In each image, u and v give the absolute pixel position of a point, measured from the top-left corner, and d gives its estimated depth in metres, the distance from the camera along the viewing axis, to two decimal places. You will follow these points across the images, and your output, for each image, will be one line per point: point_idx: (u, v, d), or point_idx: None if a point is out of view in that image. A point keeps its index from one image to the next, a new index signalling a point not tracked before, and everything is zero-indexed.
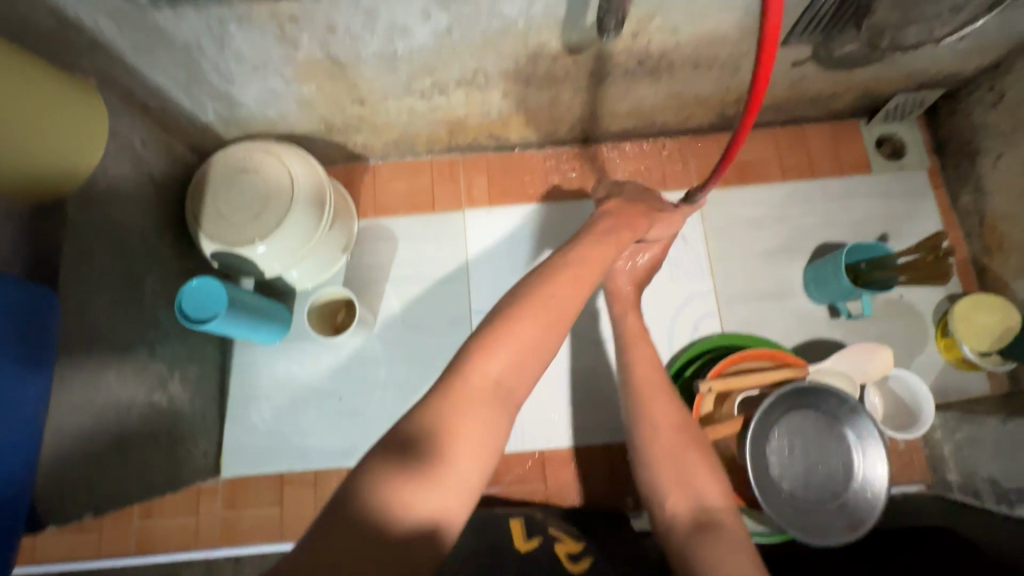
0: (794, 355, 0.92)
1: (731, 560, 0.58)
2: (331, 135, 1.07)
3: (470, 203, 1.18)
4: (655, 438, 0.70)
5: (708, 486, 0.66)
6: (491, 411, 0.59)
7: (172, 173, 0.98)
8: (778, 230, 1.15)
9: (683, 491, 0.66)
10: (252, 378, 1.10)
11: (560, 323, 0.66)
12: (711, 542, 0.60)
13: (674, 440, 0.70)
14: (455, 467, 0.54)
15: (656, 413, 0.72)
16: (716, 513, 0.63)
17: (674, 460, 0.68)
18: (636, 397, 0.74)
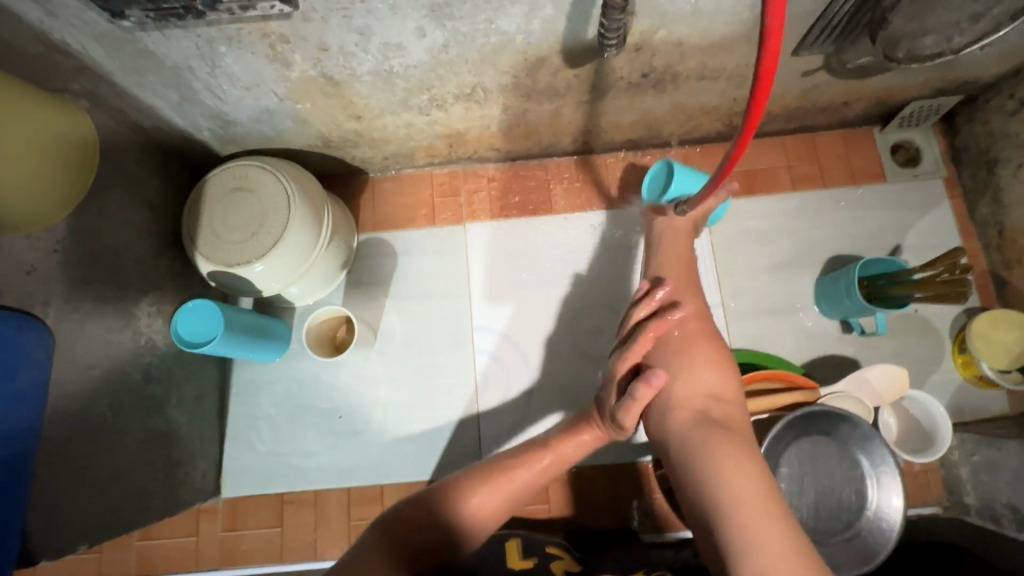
0: (804, 376, 0.88)
1: (732, 452, 0.65)
2: (328, 150, 1.05)
3: (471, 216, 1.16)
4: (671, 345, 0.76)
5: (720, 386, 0.73)
6: (513, 470, 0.73)
7: (168, 192, 0.97)
8: (788, 242, 1.12)
9: (693, 389, 0.73)
10: (252, 398, 1.08)
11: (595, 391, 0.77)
12: (713, 430, 0.68)
13: (697, 347, 0.76)
14: (487, 496, 0.71)
15: (678, 327, 0.78)
16: (721, 412, 0.71)
17: (693, 360, 0.75)
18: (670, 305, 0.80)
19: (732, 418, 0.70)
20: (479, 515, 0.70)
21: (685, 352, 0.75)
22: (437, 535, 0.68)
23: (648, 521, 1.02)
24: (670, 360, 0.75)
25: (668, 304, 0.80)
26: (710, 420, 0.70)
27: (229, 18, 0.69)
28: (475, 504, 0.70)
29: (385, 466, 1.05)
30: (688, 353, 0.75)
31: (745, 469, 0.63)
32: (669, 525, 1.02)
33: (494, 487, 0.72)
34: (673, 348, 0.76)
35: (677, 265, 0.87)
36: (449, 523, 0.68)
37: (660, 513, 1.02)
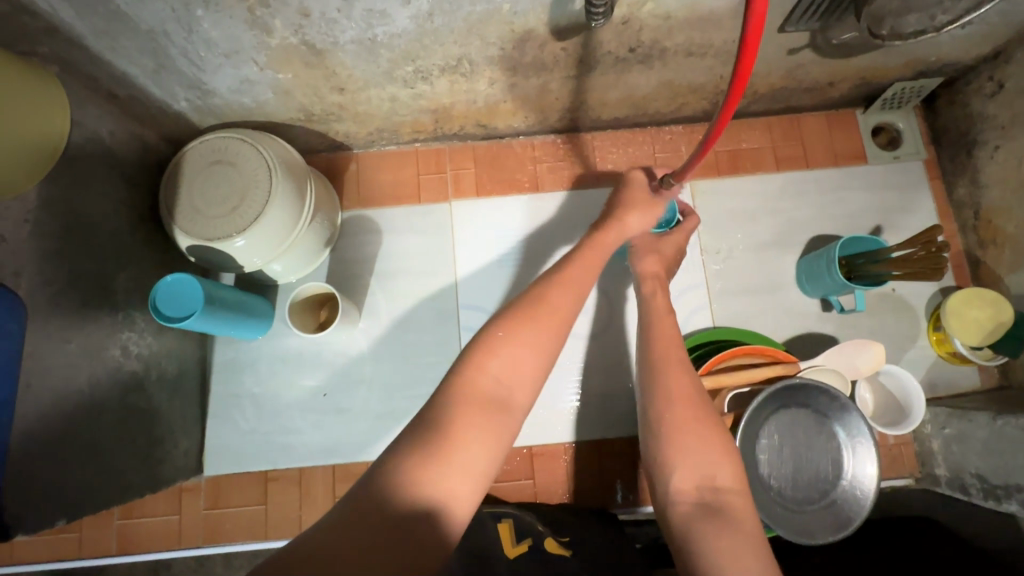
0: (785, 351, 0.90)
1: (736, 558, 0.53)
2: (311, 124, 1.03)
3: (458, 194, 1.15)
4: (667, 414, 0.63)
5: (720, 466, 0.60)
6: (494, 414, 0.57)
7: (145, 164, 0.94)
8: (771, 222, 1.13)
9: (693, 475, 0.60)
10: (234, 376, 1.07)
11: (562, 328, 0.66)
12: (712, 529, 0.55)
13: (690, 418, 0.63)
14: (468, 441, 0.55)
15: (671, 386, 0.66)
16: (727, 495, 0.58)
17: (688, 434, 0.62)
18: (653, 370, 0.68)
19: (738, 507, 0.57)
20: (469, 475, 0.53)
21: (674, 428, 0.62)
22: (476, 423, 0.56)
23: (630, 494, 1.04)
24: (663, 437, 0.62)
25: (657, 369, 0.68)
26: (715, 511, 0.57)
27: None
28: (506, 365, 0.60)
29: (371, 443, 1.05)
30: (688, 424, 0.62)
31: (759, 569, 0.52)
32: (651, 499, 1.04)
33: (474, 439, 0.55)
34: (670, 421, 0.63)
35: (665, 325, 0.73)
36: (495, 382, 0.59)
37: (642, 487, 1.04)
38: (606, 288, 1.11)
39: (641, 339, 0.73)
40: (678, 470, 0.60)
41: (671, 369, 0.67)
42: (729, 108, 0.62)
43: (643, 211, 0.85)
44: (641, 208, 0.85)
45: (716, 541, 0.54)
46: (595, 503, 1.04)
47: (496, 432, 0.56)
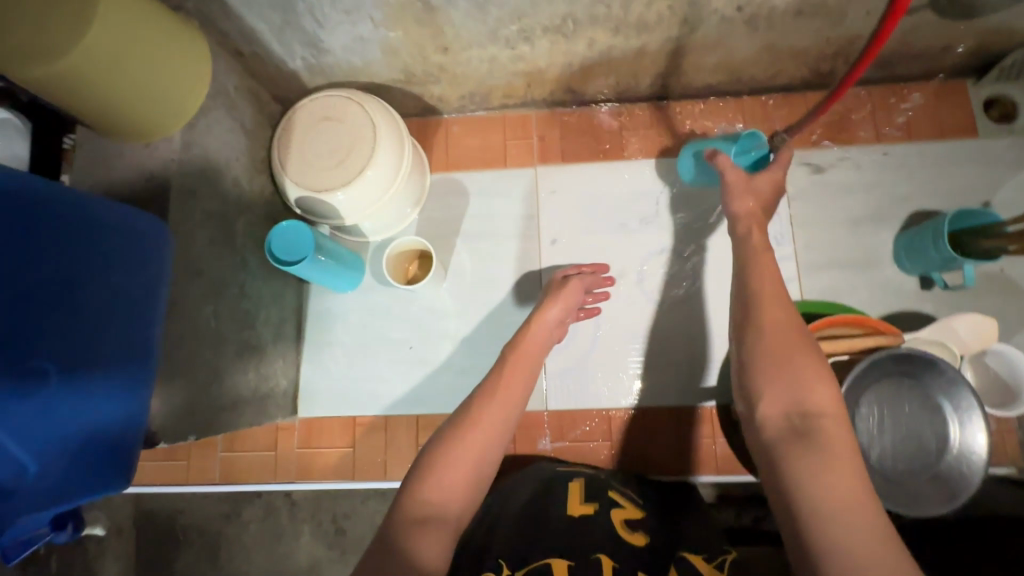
0: (886, 323, 0.87)
1: (827, 474, 0.54)
2: (410, 86, 1.07)
3: (543, 160, 1.16)
4: (759, 343, 0.66)
5: (813, 392, 0.60)
6: (429, 528, 0.60)
7: (260, 120, 1.01)
8: (868, 196, 1.09)
9: (779, 400, 0.61)
10: (327, 326, 1.13)
11: (494, 441, 0.70)
12: (800, 449, 0.56)
13: (781, 344, 0.64)
14: (413, 551, 0.57)
15: (767, 326, 0.67)
16: (817, 420, 0.58)
17: (781, 362, 0.63)
18: (748, 305, 0.70)
19: (829, 430, 0.57)
20: None
21: (767, 356, 0.64)
22: (415, 534, 0.59)
23: (709, 463, 1.03)
24: (758, 367, 0.64)
25: (752, 311, 0.69)
26: (805, 433, 0.58)
27: None
28: (442, 480, 0.65)
29: (452, 397, 1.09)
30: (784, 357, 0.63)
31: (852, 482, 0.53)
32: (728, 470, 1.03)
33: (419, 545, 0.58)
34: (764, 355, 0.64)
35: (766, 271, 0.74)
36: (432, 497, 0.63)
37: (720, 458, 1.03)
38: (690, 257, 1.10)
39: (739, 284, 0.75)
40: (770, 396, 0.62)
41: (768, 309, 0.69)
42: (876, 44, 0.63)
43: (561, 302, 0.93)
44: (560, 300, 0.93)
45: (808, 456, 0.55)
46: (671, 469, 1.04)
47: (437, 538, 0.60)
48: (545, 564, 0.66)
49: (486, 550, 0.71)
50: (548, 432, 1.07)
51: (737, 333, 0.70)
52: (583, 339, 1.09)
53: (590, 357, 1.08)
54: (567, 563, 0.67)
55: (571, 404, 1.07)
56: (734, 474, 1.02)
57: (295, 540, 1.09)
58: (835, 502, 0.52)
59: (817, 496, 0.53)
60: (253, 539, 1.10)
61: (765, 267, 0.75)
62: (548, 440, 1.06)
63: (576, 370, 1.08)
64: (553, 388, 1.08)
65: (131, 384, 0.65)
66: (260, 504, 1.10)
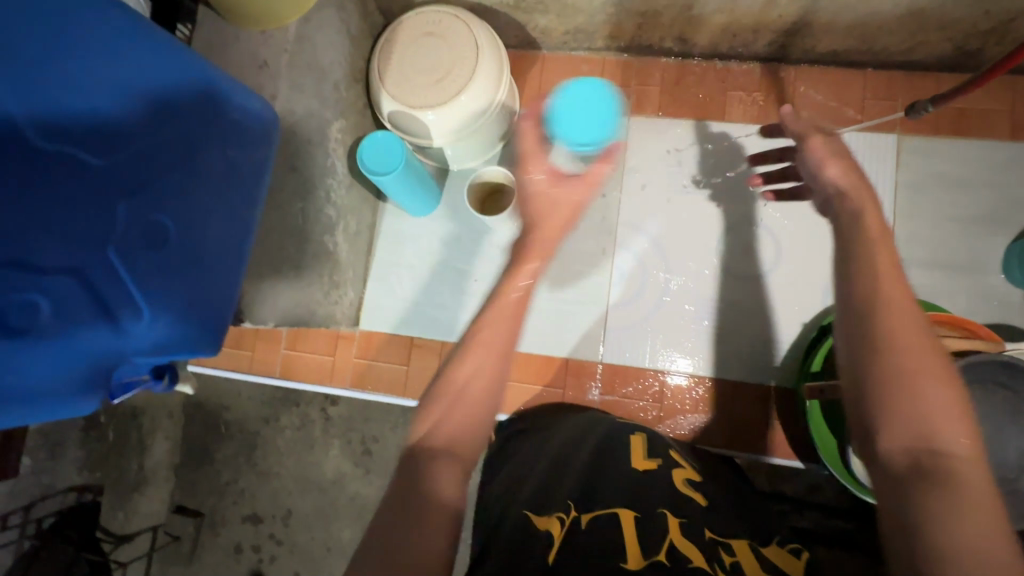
0: (987, 330, 0.82)
1: (969, 519, 0.43)
2: (516, 13, 1.03)
3: (638, 111, 1.12)
4: (886, 360, 0.49)
5: (945, 423, 0.47)
6: (445, 464, 0.54)
7: (364, 29, 1.00)
8: (986, 196, 1.00)
9: (902, 431, 0.48)
10: (398, 246, 1.15)
11: (499, 356, 0.61)
12: (930, 490, 0.44)
13: (914, 357, 0.49)
14: (428, 489, 0.51)
15: (892, 329, 0.50)
16: (951, 459, 0.46)
17: (913, 383, 0.48)
18: (873, 310, 0.52)
19: (970, 471, 0.45)
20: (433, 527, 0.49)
21: (894, 372, 0.49)
22: (431, 464, 0.53)
23: (760, 443, 1.01)
24: (869, 387, 0.50)
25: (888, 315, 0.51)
26: (934, 471, 0.46)
27: None
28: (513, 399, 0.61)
29: None
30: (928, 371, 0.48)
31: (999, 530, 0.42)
32: (779, 452, 1.01)
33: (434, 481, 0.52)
34: (895, 368, 0.49)
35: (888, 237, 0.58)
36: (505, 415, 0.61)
37: (773, 439, 1.01)
38: (777, 234, 1.06)
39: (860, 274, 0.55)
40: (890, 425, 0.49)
41: (900, 309, 0.52)
42: None
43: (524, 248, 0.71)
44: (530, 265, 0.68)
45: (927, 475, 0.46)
46: (719, 442, 1.02)
47: (454, 477, 0.53)
48: (613, 513, 0.64)
49: (550, 492, 0.71)
50: (599, 384, 1.07)
51: (847, 337, 0.53)
52: (650, 299, 1.07)
53: (654, 318, 1.06)
54: (634, 513, 0.64)
55: (627, 360, 1.07)
56: (782, 457, 1.00)
57: (324, 451, 1.15)
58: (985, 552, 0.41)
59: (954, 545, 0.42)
60: (285, 444, 1.17)
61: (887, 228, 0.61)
62: (598, 391, 1.06)
63: (637, 329, 1.07)
64: (612, 342, 1.07)
65: (225, 258, 0.67)
66: (300, 413, 1.17)
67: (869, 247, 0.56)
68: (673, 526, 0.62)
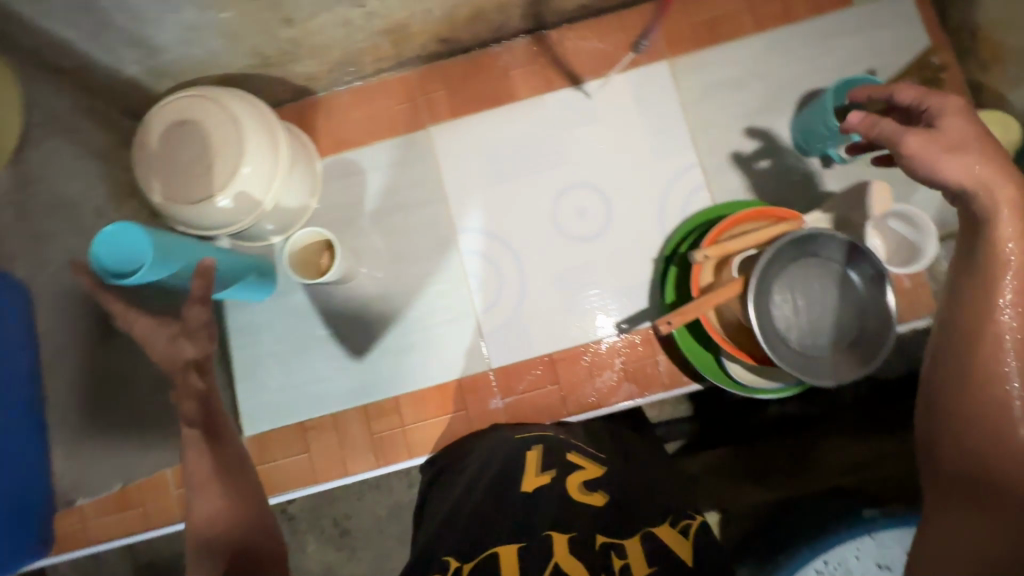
0: (790, 211, 0.89)
1: (988, 539, 0.55)
2: (269, 69, 0.99)
3: (433, 119, 1.11)
4: (959, 397, 0.61)
5: (1004, 446, 0.57)
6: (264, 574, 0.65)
7: (113, 140, 0.93)
8: (759, 87, 1.08)
9: (969, 450, 0.59)
10: (251, 338, 1.09)
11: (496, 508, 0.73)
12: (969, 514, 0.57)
13: (983, 393, 0.59)
14: None
15: (972, 363, 0.61)
16: (1004, 479, 0.56)
17: (974, 417, 0.59)
18: (964, 344, 0.62)
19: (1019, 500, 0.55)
20: None
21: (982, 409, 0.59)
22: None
23: (658, 383, 1.04)
24: (965, 430, 0.60)
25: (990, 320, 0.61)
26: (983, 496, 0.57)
27: None
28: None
29: (395, 379, 1.07)
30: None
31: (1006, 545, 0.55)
32: (676, 383, 1.04)
33: None
34: (967, 405, 0.60)
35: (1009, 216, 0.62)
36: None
37: (667, 374, 1.04)
38: (602, 187, 1.08)
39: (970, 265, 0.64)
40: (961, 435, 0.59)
41: (994, 346, 0.60)
42: None
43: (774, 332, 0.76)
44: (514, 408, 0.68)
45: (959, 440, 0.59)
46: (623, 397, 1.05)
47: None
48: (493, 554, 0.67)
49: (445, 536, 0.73)
50: (497, 390, 1.07)
51: (933, 343, 0.66)
52: (512, 291, 1.08)
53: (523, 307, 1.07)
54: (516, 547, 0.67)
55: (514, 357, 1.07)
56: (680, 386, 1.04)
57: None
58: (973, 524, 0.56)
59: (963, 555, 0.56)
60: None
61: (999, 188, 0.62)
62: (499, 397, 1.06)
63: (511, 324, 1.08)
64: (492, 346, 1.07)
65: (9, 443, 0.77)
66: None
67: (988, 253, 0.63)
68: (560, 544, 0.66)
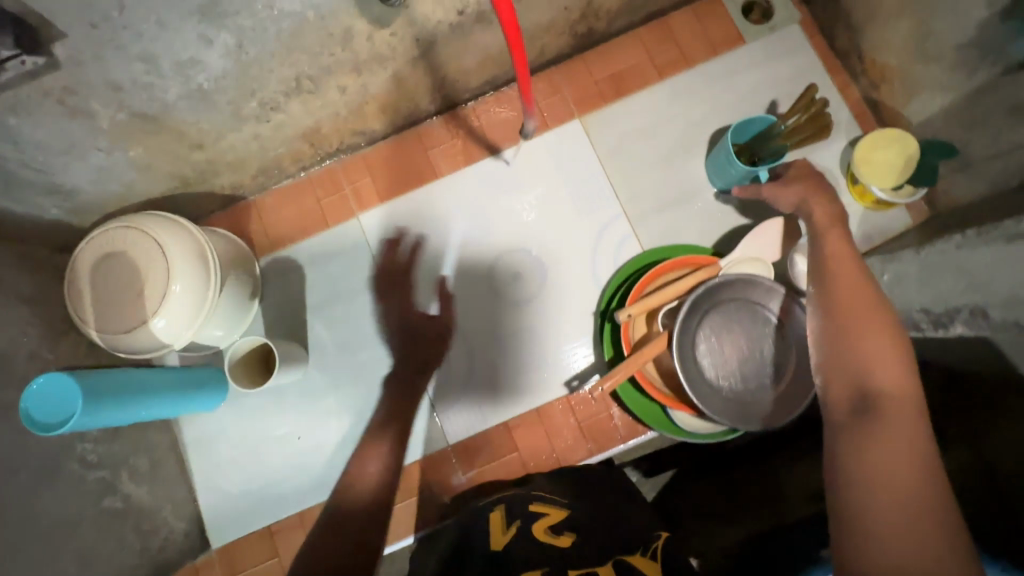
0: (707, 257, 0.94)
1: (878, 449, 0.54)
2: (192, 187, 1.02)
3: (362, 206, 1.14)
4: (834, 330, 0.65)
5: (880, 373, 0.60)
6: None
7: (44, 281, 0.94)
8: (670, 132, 1.12)
9: (847, 377, 0.61)
10: (209, 448, 1.09)
11: None
12: (869, 428, 0.56)
13: (858, 328, 0.64)
14: None
15: (840, 306, 0.67)
16: (884, 398, 0.58)
17: (850, 347, 0.63)
18: (832, 300, 0.68)
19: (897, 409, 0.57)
20: None
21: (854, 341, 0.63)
22: None
23: (615, 435, 1.05)
24: (848, 352, 0.63)
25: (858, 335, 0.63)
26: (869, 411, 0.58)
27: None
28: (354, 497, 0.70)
29: None
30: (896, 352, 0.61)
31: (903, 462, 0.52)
32: (634, 433, 1.05)
33: None
34: (842, 335, 0.64)
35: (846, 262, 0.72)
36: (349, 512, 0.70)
37: (623, 426, 1.05)
38: (534, 249, 1.11)
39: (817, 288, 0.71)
40: (871, 432, 0.56)
41: (855, 301, 0.67)
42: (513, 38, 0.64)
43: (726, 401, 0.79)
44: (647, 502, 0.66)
45: (865, 437, 0.56)
46: (584, 454, 1.05)
47: None
48: None
49: None
50: (459, 466, 1.06)
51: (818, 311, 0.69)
52: (461, 364, 1.09)
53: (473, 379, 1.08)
54: None
55: (471, 430, 1.07)
56: (638, 436, 1.05)
57: None
58: (886, 514, 0.49)
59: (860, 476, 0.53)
60: None
61: (834, 243, 0.76)
62: (461, 472, 1.06)
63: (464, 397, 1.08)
64: (448, 421, 1.08)
65: None
66: None
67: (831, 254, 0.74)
68: None
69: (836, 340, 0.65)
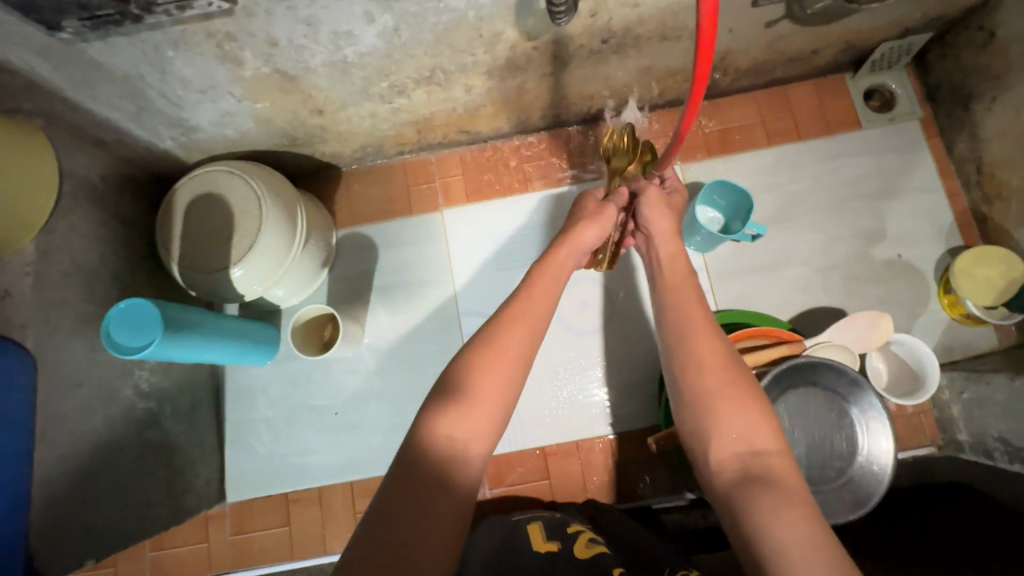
0: (789, 331, 0.93)
1: (779, 514, 0.50)
2: (296, 148, 1.04)
3: (448, 202, 1.15)
4: (696, 378, 0.60)
5: (759, 429, 0.56)
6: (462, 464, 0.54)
7: (140, 206, 0.96)
8: (768, 199, 1.11)
9: (726, 436, 0.56)
10: (246, 402, 1.09)
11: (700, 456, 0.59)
12: (756, 493, 0.52)
13: (719, 377, 0.60)
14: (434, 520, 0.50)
15: (696, 349, 0.62)
16: (768, 457, 0.54)
17: (712, 401, 0.58)
18: (681, 334, 0.64)
19: (779, 467, 0.53)
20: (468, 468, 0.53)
21: (706, 392, 0.59)
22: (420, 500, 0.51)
23: (650, 486, 1.03)
24: (705, 404, 0.59)
25: (719, 390, 0.58)
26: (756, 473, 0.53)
27: (170, 19, 0.67)
28: (454, 423, 0.56)
29: (383, 457, 1.07)
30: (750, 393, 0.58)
31: (802, 518, 0.49)
32: (669, 488, 1.02)
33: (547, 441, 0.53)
34: (704, 385, 0.59)
35: (687, 301, 0.68)
36: (448, 438, 0.55)
37: (659, 479, 1.03)
38: (607, 283, 1.10)
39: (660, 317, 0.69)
40: (762, 499, 0.51)
41: (703, 337, 0.63)
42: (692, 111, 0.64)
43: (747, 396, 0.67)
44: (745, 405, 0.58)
45: (759, 507, 0.51)
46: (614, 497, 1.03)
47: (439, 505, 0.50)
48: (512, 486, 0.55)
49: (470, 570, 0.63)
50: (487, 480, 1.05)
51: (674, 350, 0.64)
52: None
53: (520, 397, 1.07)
54: None
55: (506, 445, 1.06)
56: (673, 492, 1.02)
57: None
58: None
59: (769, 536, 0.49)
60: None
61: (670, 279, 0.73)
62: (488, 487, 1.04)
63: None
64: None
65: None
66: None
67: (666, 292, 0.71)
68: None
69: (698, 398, 0.59)
